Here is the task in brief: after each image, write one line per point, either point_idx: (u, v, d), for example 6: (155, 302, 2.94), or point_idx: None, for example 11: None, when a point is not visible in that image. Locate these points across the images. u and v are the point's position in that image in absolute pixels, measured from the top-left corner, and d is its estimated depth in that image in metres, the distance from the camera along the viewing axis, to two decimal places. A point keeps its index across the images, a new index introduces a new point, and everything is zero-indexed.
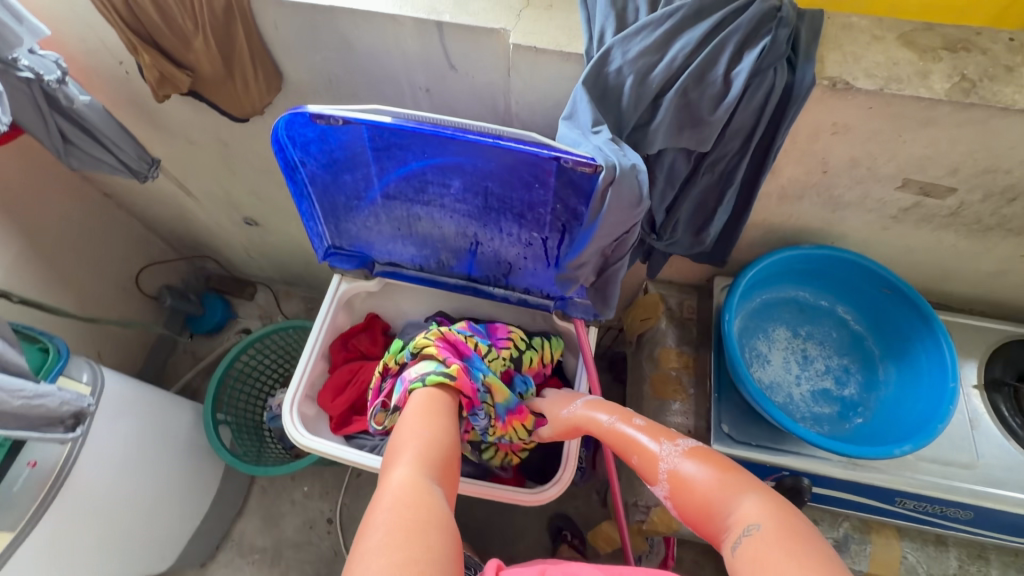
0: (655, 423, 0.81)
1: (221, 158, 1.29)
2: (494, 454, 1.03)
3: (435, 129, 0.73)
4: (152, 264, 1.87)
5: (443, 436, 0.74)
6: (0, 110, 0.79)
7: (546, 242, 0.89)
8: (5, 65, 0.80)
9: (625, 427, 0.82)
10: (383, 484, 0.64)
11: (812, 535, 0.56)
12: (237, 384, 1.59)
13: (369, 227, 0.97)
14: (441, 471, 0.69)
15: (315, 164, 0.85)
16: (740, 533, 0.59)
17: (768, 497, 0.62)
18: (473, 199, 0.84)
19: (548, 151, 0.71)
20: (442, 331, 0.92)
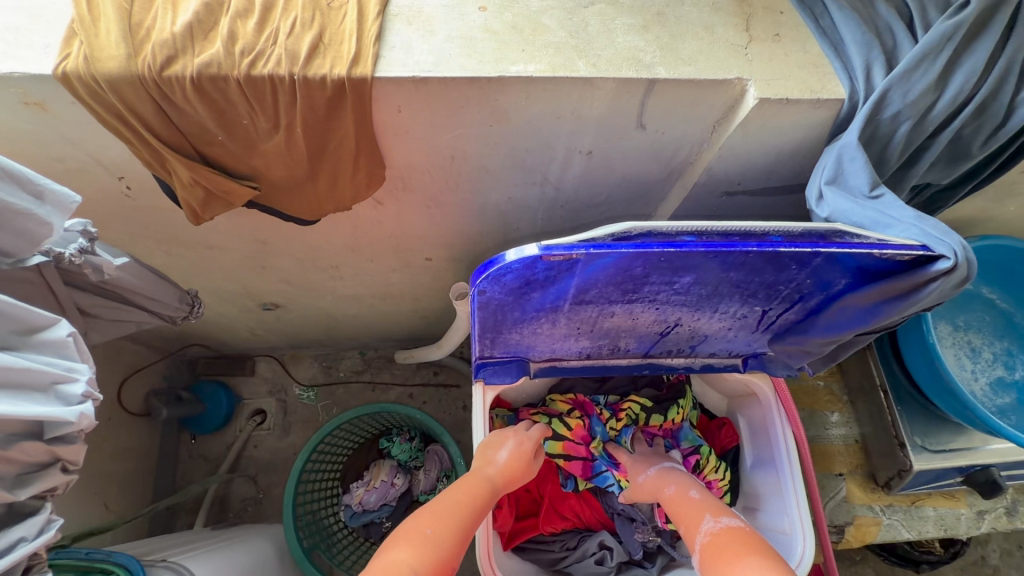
0: (711, 497, 0.81)
1: (250, 254, 0.98)
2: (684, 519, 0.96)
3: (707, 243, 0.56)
4: (134, 372, 1.49)
5: (461, 524, 0.69)
6: (80, 358, 0.57)
7: (766, 313, 0.76)
8: (11, 261, 0.54)
9: (685, 495, 0.82)
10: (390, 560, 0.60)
11: None
12: (309, 494, 1.35)
13: (537, 333, 0.78)
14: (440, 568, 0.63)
15: (500, 288, 0.64)
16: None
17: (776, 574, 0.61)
18: (701, 290, 0.69)
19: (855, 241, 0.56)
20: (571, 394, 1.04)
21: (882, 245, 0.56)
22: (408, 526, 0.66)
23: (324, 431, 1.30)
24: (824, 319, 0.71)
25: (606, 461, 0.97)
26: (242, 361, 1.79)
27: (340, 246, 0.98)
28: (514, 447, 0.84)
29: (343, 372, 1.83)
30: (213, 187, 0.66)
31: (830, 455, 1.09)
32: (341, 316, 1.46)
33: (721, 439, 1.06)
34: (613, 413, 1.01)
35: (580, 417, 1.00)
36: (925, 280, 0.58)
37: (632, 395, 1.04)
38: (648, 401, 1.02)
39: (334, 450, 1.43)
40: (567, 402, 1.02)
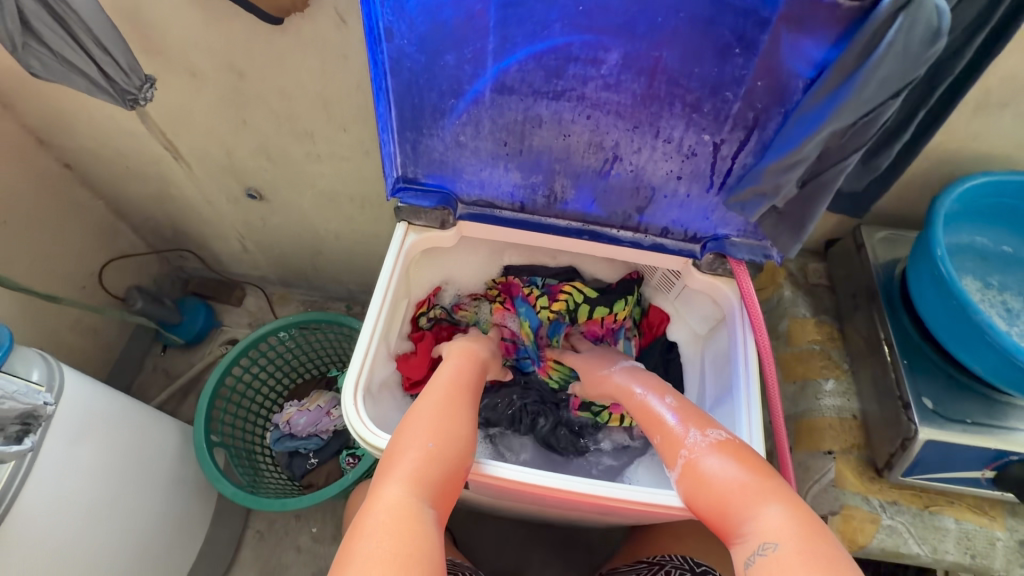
0: (687, 405, 0.74)
1: (229, 95, 1.02)
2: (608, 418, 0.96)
3: None
4: (122, 259, 1.55)
5: (437, 449, 0.64)
6: None
7: (718, 151, 0.66)
8: None
9: (660, 404, 0.75)
10: (369, 505, 0.57)
11: (837, 554, 0.50)
12: (234, 396, 1.26)
13: (460, 145, 0.71)
14: (439, 490, 0.61)
15: (408, 33, 0.60)
16: (755, 550, 0.54)
17: (788, 501, 0.57)
18: (634, 81, 0.61)
19: None
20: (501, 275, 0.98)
21: None
22: (397, 451, 0.64)
23: (263, 330, 1.23)
24: (779, 141, 0.60)
25: (535, 350, 0.98)
26: (232, 287, 1.79)
27: (312, 100, 0.99)
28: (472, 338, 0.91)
29: None
30: None
31: (819, 429, 0.89)
32: (324, 235, 1.45)
33: (651, 321, 0.98)
34: (548, 299, 0.96)
35: (506, 301, 0.98)
36: (882, 25, 0.47)
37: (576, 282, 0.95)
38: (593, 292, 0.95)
39: (279, 365, 1.36)
40: (495, 286, 0.98)
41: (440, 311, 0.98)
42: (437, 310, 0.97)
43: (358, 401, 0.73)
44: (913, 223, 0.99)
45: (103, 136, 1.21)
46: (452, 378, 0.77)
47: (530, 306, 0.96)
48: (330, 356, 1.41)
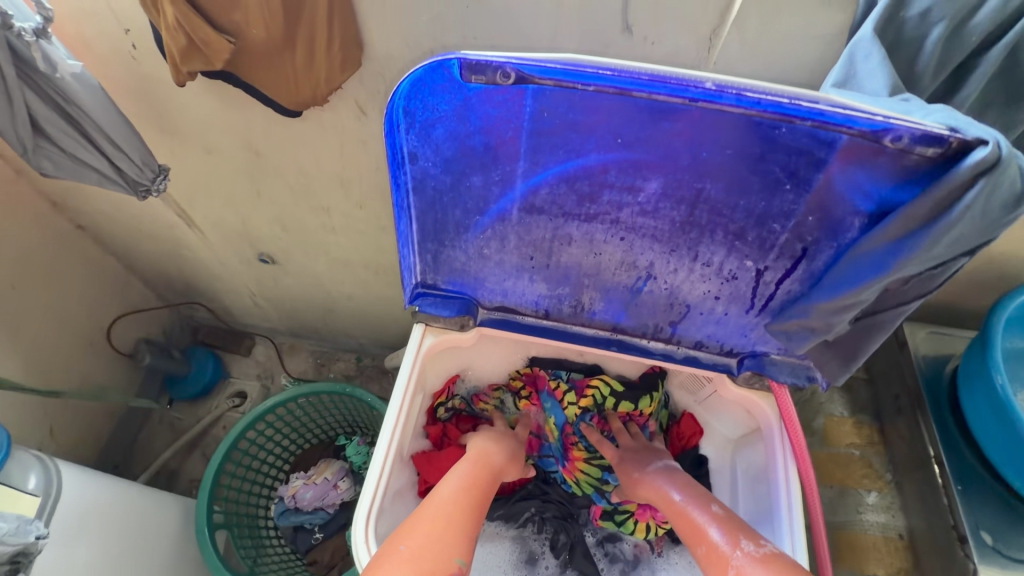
0: (733, 517, 0.67)
1: (244, 171, 0.99)
2: (632, 528, 0.87)
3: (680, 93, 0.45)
4: (133, 313, 1.52)
5: (434, 556, 0.62)
6: None
7: (762, 276, 0.61)
8: None
9: (698, 510, 0.70)
10: None
11: None
12: (240, 469, 1.23)
13: (483, 256, 0.67)
14: None
15: (434, 156, 0.57)
16: None
17: None
18: (673, 209, 0.57)
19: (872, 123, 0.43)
20: (527, 366, 0.93)
21: (890, 125, 0.42)
22: (392, 541, 0.63)
23: (269, 403, 1.20)
24: (831, 277, 0.55)
25: (560, 450, 0.90)
26: (240, 339, 1.77)
27: (330, 179, 0.97)
28: (489, 442, 0.82)
29: (333, 373, 1.76)
30: (192, 32, 0.66)
31: (862, 548, 0.82)
32: (337, 295, 1.41)
33: (681, 431, 0.90)
34: (575, 394, 0.89)
35: (531, 395, 0.92)
36: (959, 187, 0.43)
37: (603, 372, 0.90)
38: (619, 385, 0.89)
39: (285, 434, 1.31)
40: (519, 378, 0.93)
41: (459, 401, 0.93)
42: (456, 400, 0.93)
43: (369, 531, 0.70)
44: (959, 318, 0.94)
45: (118, 201, 1.19)
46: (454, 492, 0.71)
47: (556, 400, 0.89)
48: (340, 423, 1.37)
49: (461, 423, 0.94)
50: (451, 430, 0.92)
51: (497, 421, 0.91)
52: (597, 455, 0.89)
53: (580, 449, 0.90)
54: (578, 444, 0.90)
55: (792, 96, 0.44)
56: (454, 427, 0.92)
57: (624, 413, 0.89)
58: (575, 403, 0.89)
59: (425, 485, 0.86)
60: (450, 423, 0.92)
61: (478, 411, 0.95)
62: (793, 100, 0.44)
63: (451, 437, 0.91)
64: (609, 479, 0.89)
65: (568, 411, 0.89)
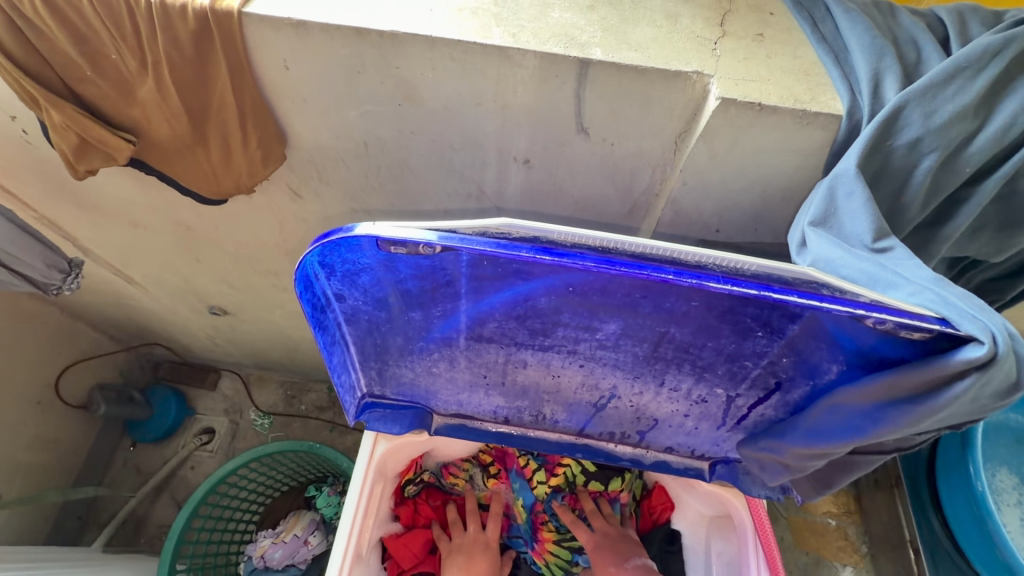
0: None
1: (178, 240, 0.90)
2: None
3: (637, 269, 0.38)
4: (85, 359, 1.44)
5: None
6: None
7: (733, 400, 0.56)
8: None
9: None
10: None
11: None
12: (206, 530, 1.19)
13: (432, 374, 0.61)
14: None
15: (363, 296, 0.50)
16: None
17: None
18: (636, 346, 0.51)
19: (850, 306, 0.37)
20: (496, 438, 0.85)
21: (871, 310, 0.37)
22: None
23: (230, 466, 1.14)
24: (806, 419, 0.51)
25: (529, 532, 0.85)
26: (205, 373, 1.69)
27: (273, 248, 0.88)
28: (459, 575, 0.76)
29: (305, 406, 1.68)
30: (83, 131, 0.57)
31: None
32: (300, 339, 1.34)
33: (651, 503, 0.88)
34: (545, 472, 0.83)
35: (499, 472, 0.86)
36: (950, 374, 0.38)
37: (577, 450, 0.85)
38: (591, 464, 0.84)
39: (252, 487, 1.27)
40: (487, 452, 0.86)
41: (429, 475, 0.87)
42: (426, 474, 0.87)
43: None
44: None
45: None
46: None
47: (526, 480, 0.83)
48: (308, 472, 1.32)
49: (430, 498, 0.88)
50: (421, 507, 0.86)
51: (470, 524, 0.84)
52: (568, 535, 0.84)
53: (550, 529, 0.84)
54: (548, 524, 0.84)
55: (763, 286, 0.37)
56: (423, 504, 0.86)
57: (597, 491, 0.85)
58: (545, 483, 0.83)
59: (398, 568, 0.82)
60: (419, 497, 0.87)
61: (446, 485, 0.89)
62: (764, 290, 0.37)
63: (422, 514, 0.86)
64: (579, 560, 0.85)
65: (539, 492, 0.83)
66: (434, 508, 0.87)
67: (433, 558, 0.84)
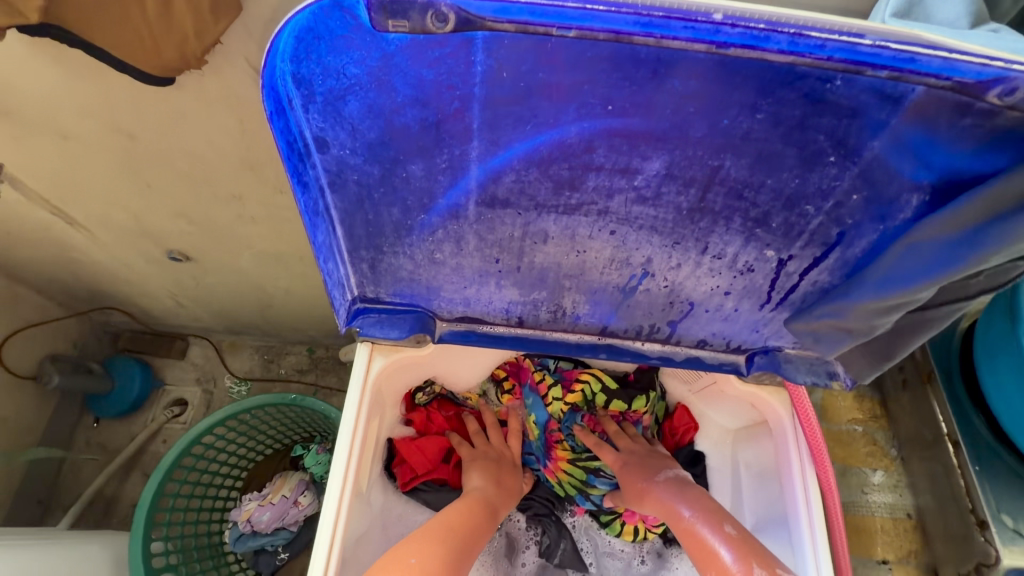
0: (750, 541, 0.59)
1: (120, 157, 0.78)
2: (619, 529, 0.79)
3: (713, 33, 0.29)
4: (30, 327, 1.29)
5: None
6: None
7: (784, 266, 0.49)
8: None
9: (714, 535, 0.61)
10: None
11: None
12: (184, 498, 1.09)
13: (435, 261, 0.52)
14: None
15: (351, 141, 0.40)
16: None
17: None
18: (681, 194, 0.43)
19: (980, 67, 0.29)
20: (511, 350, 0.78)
21: (1007, 69, 0.29)
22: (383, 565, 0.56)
23: (206, 424, 1.04)
24: (877, 269, 0.44)
25: (542, 449, 0.78)
26: (171, 341, 1.56)
27: (235, 162, 0.77)
28: (489, 482, 0.71)
29: (284, 370, 1.57)
30: None
31: (870, 533, 0.77)
32: (273, 290, 1.22)
33: (674, 425, 0.80)
34: (562, 389, 0.76)
35: (514, 388, 0.79)
36: None
37: (596, 365, 0.78)
38: (612, 381, 0.77)
39: (232, 449, 1.17)
40: (502, 368, 0.78)
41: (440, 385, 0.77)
42: (438, 385, 0.77)
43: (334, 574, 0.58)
44: None
45: None
46: (434, 526, 0.62)
47: (540, 396, 0.76)
48: (295, 431, 1.22)
49: (443, 408, 0.79)
50: (434, 415, 0.77)
51: (491, 437, 0.78)
52: (585, 455, 0.78)
53: (565, 449, 0.78)
54: (562, 443, 0.78)
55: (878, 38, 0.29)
56: (436, 412, 0.77)
57: (618, 412, 0.78)
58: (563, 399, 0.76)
59: (410, 474, 0.74)
60: (432, 404, 0.77)
61: (459, 396, 0.80)
62: (874, 46, 0.29)
63: (435, 423, 0.77)
64: (596, 483, 0.78)
65: (555, 410, 0.76)
66: (447, 418, 0.79)
67: (447, 468, 0.78)
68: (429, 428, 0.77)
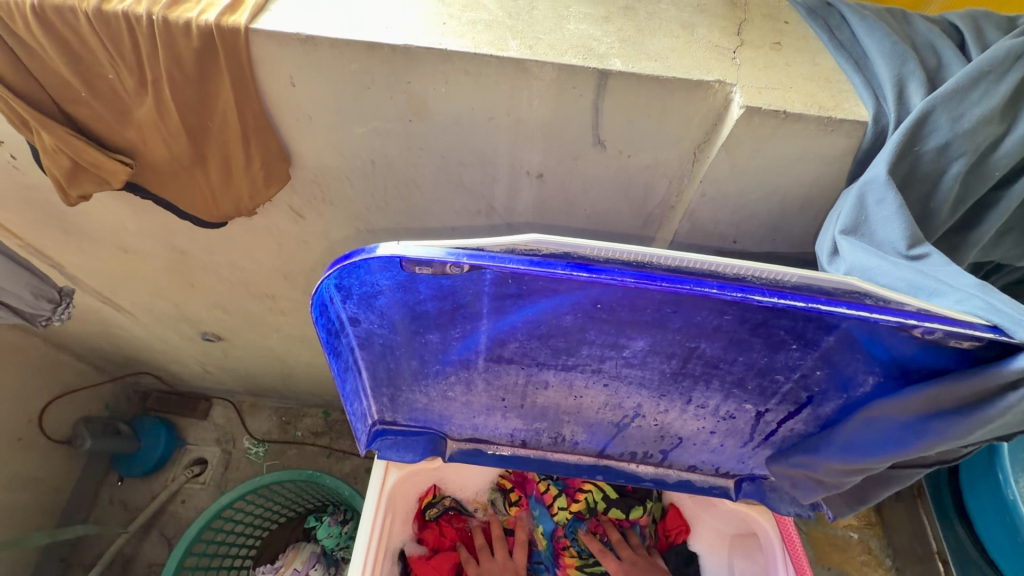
0: None
1: (171, 265, 0.87)
2: None
3: (676, 285, 0.36)
4: (69, 392, 1.38)
5: None
6: None
7: (762, 416, 0.54)
8: None
9: None
10: None
11: None
12: (200, 569, 1.13)
13: (447, 397, 0.59)
14: None
15: (379, 319, 0.47)
16: None
17: None
18: (664, 362, 0.49)
19: (901, 316, 0.36)
20: None
21: (921, 319, 0.35)
22: None
23: (226, 499, 1.09)
24: (843, 433, 0.49)
25: (549, 558, 0.81)
26: (196, 402, 1.64)
27: (272, 271, 0.86)
28: None
29: (300, 432, 1.62)
30: (74, 154, 0.55)
31: None
32: (295, 363, 1.30)
33: (666, 527, 0.84)
34: (566, 498, 0.82)
35: (520, 499, 0.83)
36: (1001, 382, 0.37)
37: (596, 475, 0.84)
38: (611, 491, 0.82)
39: (250, 520, 1.21)
40: (507, 477, 0.84)
41: (450, 500, 0.81)
42: (446, 498, 0.81)
43: None
44: None
45: None
46: None
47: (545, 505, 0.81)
48: (309, 501, 1.27)
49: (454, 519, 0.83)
50: (446, 529, 0.81)
51: (497, 551, 0.79)
52: (591, 561, 0.80)
53: (572, 555, 0.80)
54: (569, 549, 0.80)
55: (810, 295, 0.36)
56: (448, 525, 0.81)
57: (622, 520, 0.82)
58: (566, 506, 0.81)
59: None
60: (442, 518, 0.81)
61: (467, 507, 0.84)
62: (812, 302, 0.36)
63: (447, 536, 0.80)
64: None
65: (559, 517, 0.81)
66: (458, 530, 0.82)
67: None
68: (441, 545, 0.80)
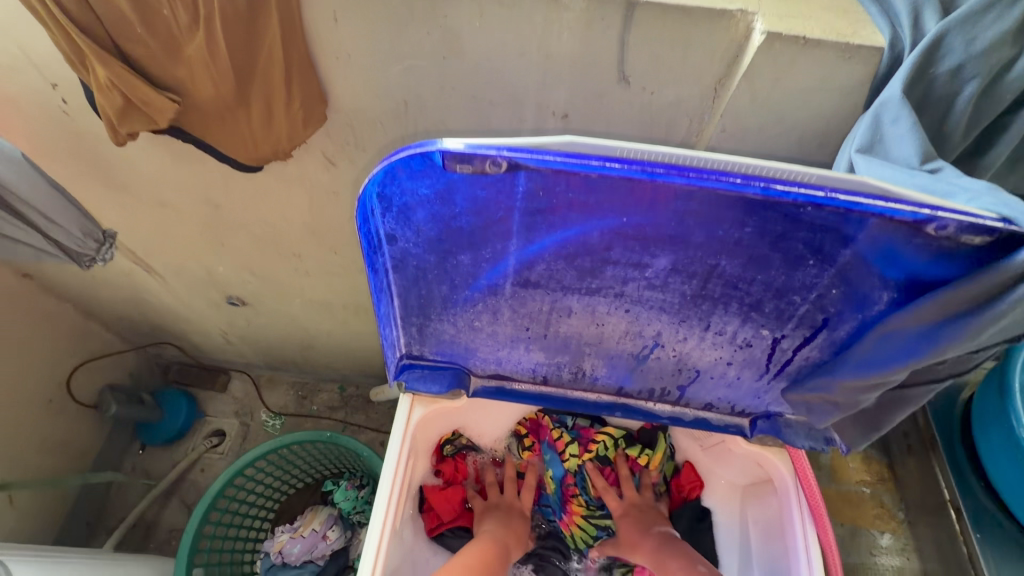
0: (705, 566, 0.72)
1: (204, 221, 0.90)
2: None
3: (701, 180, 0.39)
4: (96, 359, 1.42)
5: None
6: None
7: (778, 343, 0.56)
8: None
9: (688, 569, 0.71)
10: None
11: None
12: (222, 527, 1.16)
13: (473, 328, 0.61)
14: None
15: (415, 237, 0.50)
16: None
17: None
18: (685, 282, 0.51)
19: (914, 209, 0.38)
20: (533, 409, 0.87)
21: (934, 209, 0.38)
22: None
23: (248, 457, 1.12)
24: (858, 352, 0.51)
25: (558, 502, 0.85)
26: (215, 375, 1.67)
27: (300, 227, 0.89)
28: (499, 527, 0.78)
29: (316, 406, 1.66)
30: (127, 90, 0.58)
31: None
32: (316, 333, 1.33)
33: (681, 483, 0.86)
34: (578, 446, 0.85)
35: (533, 445, 0.86)
36: (1011, 276, 0.39)
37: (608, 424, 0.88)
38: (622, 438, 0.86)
39: (270, 482, 1.24)
40: (523, 425, 0.86)
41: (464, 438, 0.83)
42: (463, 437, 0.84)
43: None
44: None
45: None
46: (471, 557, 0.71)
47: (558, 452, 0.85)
48: (327, 466, 1.30)
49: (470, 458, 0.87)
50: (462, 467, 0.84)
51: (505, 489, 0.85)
52: (598, 510, 0.85)
53: (580, 503, 0.85)
54: (578, 497, 0.85)
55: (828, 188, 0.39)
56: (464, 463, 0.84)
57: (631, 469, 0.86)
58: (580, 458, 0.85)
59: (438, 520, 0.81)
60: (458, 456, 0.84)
61: (482, 450, 0.87)
62: (829, 193, 0.38)
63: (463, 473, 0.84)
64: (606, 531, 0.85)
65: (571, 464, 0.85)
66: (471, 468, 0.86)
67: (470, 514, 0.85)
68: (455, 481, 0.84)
